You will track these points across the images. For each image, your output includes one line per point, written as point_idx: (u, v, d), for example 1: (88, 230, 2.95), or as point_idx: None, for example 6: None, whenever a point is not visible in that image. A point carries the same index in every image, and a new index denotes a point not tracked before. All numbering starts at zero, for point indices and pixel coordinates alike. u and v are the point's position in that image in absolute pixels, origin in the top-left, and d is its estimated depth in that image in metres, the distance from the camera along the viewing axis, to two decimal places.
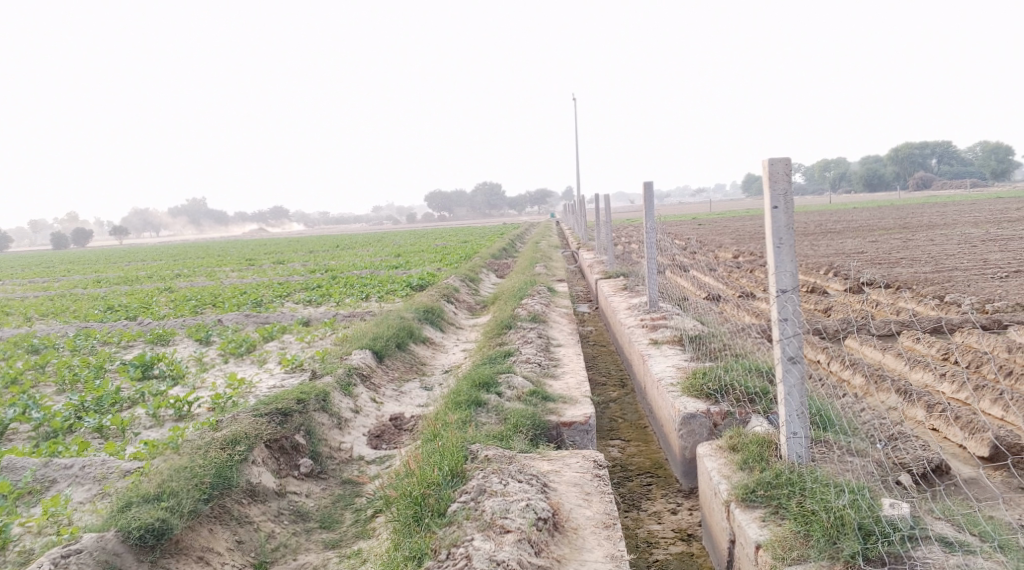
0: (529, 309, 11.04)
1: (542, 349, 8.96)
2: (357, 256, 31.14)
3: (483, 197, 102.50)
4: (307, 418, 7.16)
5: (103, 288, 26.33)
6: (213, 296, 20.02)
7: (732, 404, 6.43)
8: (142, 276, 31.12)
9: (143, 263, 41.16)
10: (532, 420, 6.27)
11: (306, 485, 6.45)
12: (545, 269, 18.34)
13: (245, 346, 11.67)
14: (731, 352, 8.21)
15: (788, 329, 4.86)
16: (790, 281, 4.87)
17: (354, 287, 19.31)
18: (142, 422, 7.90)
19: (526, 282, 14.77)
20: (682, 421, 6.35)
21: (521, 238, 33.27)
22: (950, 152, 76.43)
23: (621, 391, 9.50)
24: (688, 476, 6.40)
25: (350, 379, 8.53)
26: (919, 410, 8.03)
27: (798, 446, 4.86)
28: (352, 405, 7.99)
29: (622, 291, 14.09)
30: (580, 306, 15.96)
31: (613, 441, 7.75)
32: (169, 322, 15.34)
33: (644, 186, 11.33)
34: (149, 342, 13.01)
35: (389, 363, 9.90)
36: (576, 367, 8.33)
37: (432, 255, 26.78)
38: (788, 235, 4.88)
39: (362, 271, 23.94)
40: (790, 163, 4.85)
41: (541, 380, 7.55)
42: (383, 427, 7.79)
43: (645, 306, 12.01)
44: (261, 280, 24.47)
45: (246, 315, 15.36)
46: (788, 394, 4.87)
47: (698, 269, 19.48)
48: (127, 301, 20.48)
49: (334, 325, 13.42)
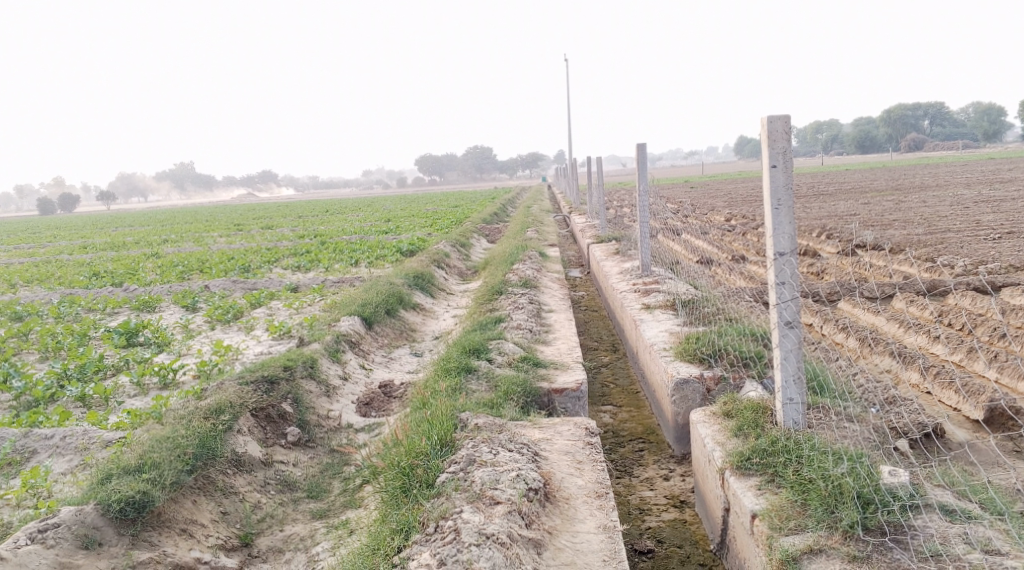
0: (520, 273, 10.89)
1: (533, 314, 8.83)
2: (346, 221, 30.86)
3: (474, 161, 101.76)
4: (294, 386, 7.03)
5: (90, 254, 26.04)
6: (200, 262, 19.80)
7: (726, 369, 6.32)
8: (130, 242, 30.76)
9: (130, 229, 40.73)
10: (523, 387, 6.16)
11: (294, 454, 6.33)
12: (536, 234, 18.15)
13: (232, 312, 11.50)
14: (724, 317, 8.10)
15: (786, 293, 4.73)
16: (788, 243, 4.73)
17: (343, 252, 19.09)
18: (126, 390, 7.76)
19: (517, 246, 14.61)
20: (675, 387, 6.25)
21: (512, 202, 33.01)
22: (942, 114, 76.09)
23: (612, 356, 9.40)
24: (681, 441, 6.31)
25: (338, 346, 8.39)
26: (913, 373, 7.95)
27: (794, 412, 4.75)
28: (340, 372, 7.86)
29: (614, 255, 13.95)
30: (572, 271, 15.81)
31: (604, 407, 7.66)
32: (156, 288, 15.14)
33: (637, 148, 11.13)
34: (135, 308, 12.82)
35: (378, 329, 9.76)
36: (568, 332, 8.21)
37: (422, 220, 26.54)
38: (787, 196, 4.72)
39: (352, 236, 23.69)
40: (790, 121, 4.69)
41: (532, 346, 7.43)
42: (372, 394, 7.67)
43: (637, 270, 11.88)
44: (250, 246, 24.21)
45: (233, 281, 15.16)
46: (784, 360, 4.75)
47: (690, 232, 19.33)
48: (113, 267, 20.22)
49: (322, 291, 13.25)
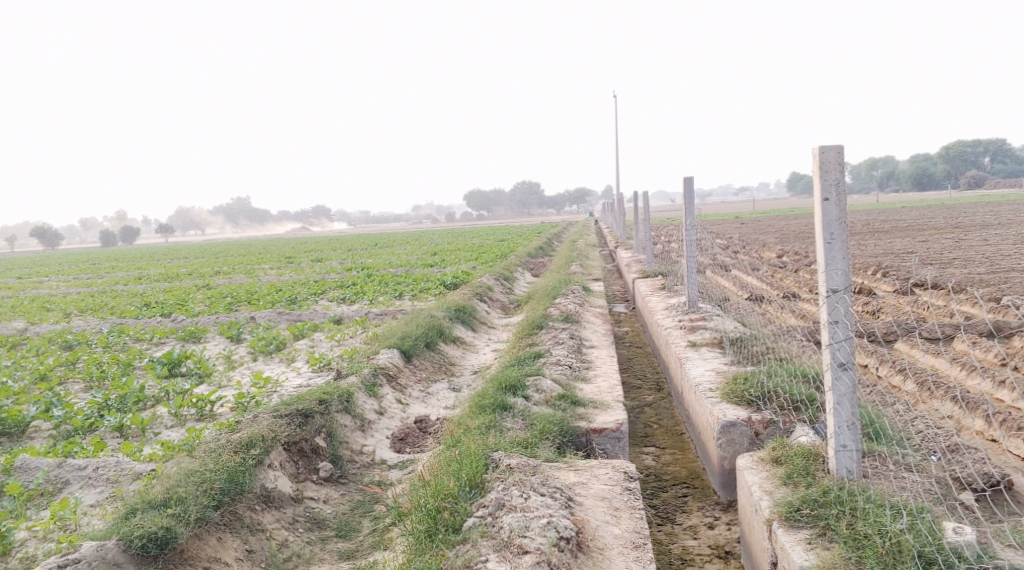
0: (562, 308, 10.70)
1: (574, 350, 8.61)
2: (394, 255, 31.04)
3: (523, 196, 102.21)
4: (328, 420, 6.91)
5: (144, 284, 26.58)
6: (249, 293, 20.00)
7: (776, 412, 6.02)
8: (183, 273, 31.35)
9: (184, 260, 41.63)
10: (560, 426, 5.94)
11: (325, 491, 6.19)
12: (582, 268, 17.96)
13: (274, 343, 11.51)
14: (773, 356, 7.79)
15: (839, 332, 4.46)
16: (842, 279, 4.48)
17: (389, 285, 19.12)
18: (163, 421, 7.72)
19: (562, 281, 14.41)
20: (721, 429, 5.97)
21: (559, 237, 32.90)
22: (1003, 150, 74.18)
23: (656, 395, 9.12)
24: (727, 487, 6.01)
25: (375, 379, 8.26)
26: (977, 420, 7.52)
27: (848, 460, 4.45)
28: (376, 406, 7.73)
29: (660, 291, 13.68)
30: (617, 306, 15.54)
31: (647, 448, 7.39)
32: (203, 319, 15.29)
33: (683, 182, 10.91)
34: (180, 339, 12.92)
35: (417, 363, 9.63)
36: (609, 370, 7.97)
37: (468, 254, 26.56)
38: (840, 229, 4.49)
39: (398, 269, 23.78)
40: (844, 151, 4.47)
41: (571, 384, 7.21)
42: (407, 430, 7.52)
43: (683, 306, 11.59)
44: (298, 278, 24.45)
45: (278, 312, 15.24)
46: (837, 404, 4.46)
47: (740, 269, 18.93)
48: (165, 298, 20.55)
49: (365, 324, 13.21)
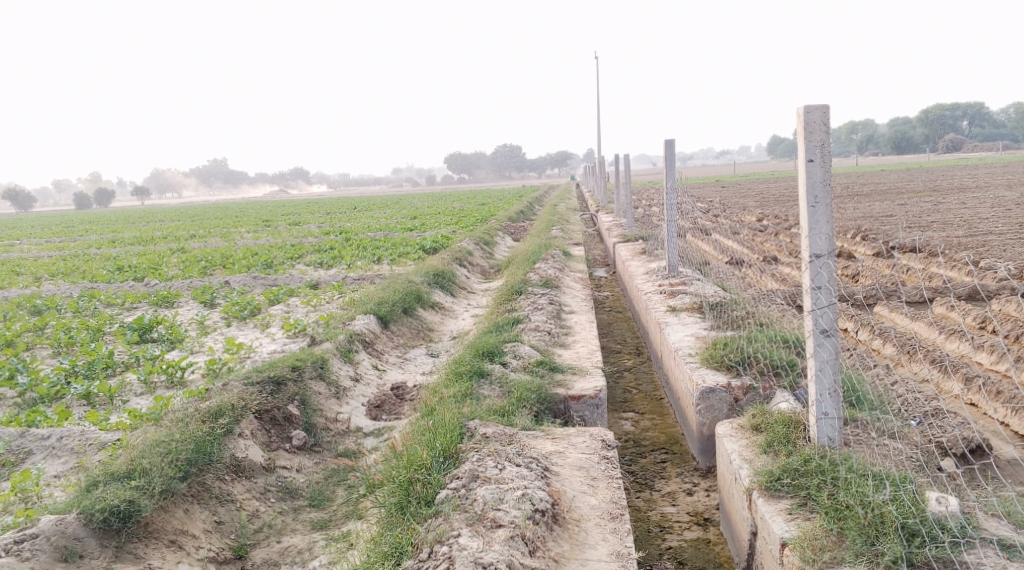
0: (541, 273, 10.56)
1: (553, 316, 8.49)
2: (372, 218, 30.72)
3: (503, 158, 101.57)
4: (301, 387, 6.76)
5: (118, 248, 26.13)
6: (224, 257, 19.67)
7: (755, 378, 5.94)
8: (158, 237, 30.84)
9: (159, 224, 40.98)
10: (538, 394, 5.83)
11: (298, 459, 6.06)
12: (562, 232, 17.79)
13: (248, 308, 11.30)
14: (753, 321, 7.71)
15: (822, 298, 4.35)
16: (825, 244, 4.35)
17: (367, 249, 18.88)
18: (132, 389, 7.54)
19: (541, 245, 14.25)
20: (700, 395, 5.87)
21: (539, 201, 32.68)
22: (981, 114, 74.40)
23: (636, 360, 9.03)
24: (706, 454, 5.95)
25: (350, 345, 8.11)
26: (955, 384, 7.50)
27: (829, 428, 4.37)
28: (351, 373, 7.58)
29: (640, 255, 13.56)
30: (597, 271, 15.44)
31: (625, 414, 7.31)
32: (177, 283, 15.02)
33: (664, 144, 10.73)
34: (153, 304, 12.67)
35: (394, 329, 9.47)
36: (588, 335, 7.86)
37: (447, 218, 26.31)
38: (824, 193, 4.35)
39: (376, 233, 23.51)
40: (829, 112, 4.32)
41: (549, 350, 7.09)
42: (383, 397, 7.38)
43: (663, 270, 11.49)
44: (275, 242, 24.13)
45: (254, 277, 14.99)
46: (819, 371, 4.37)
47: (720, 233, 18.86)
48: (138, 262, 20.18)
49: (342, 289, 13.01)
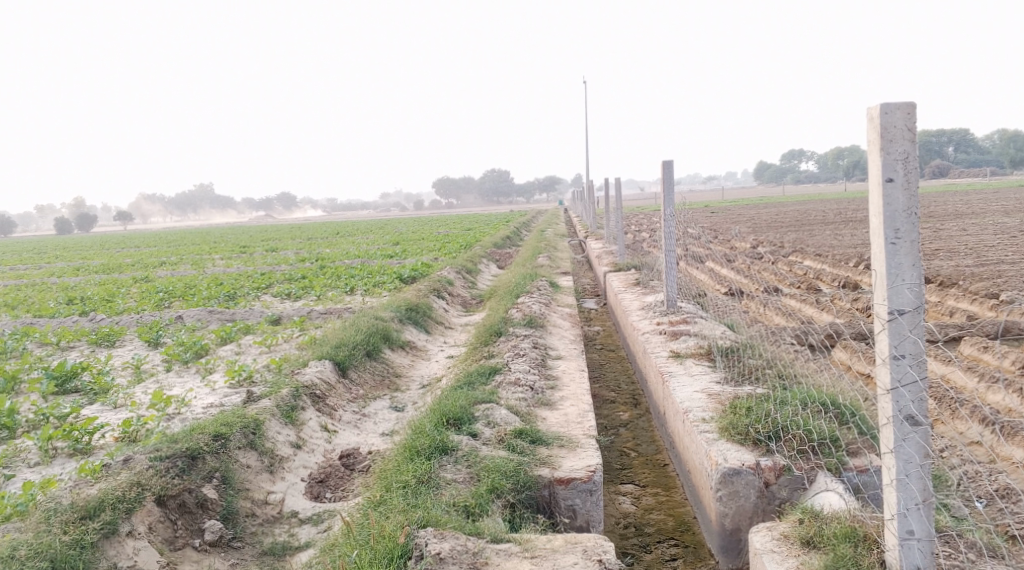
0: (524, 310, 9.29)
1: (537, 363, 7.22)
2: (354, 245, 29.45)
3: (490, 183, 100.72)
4: (222, 462, 5.50)
5: (81, 277, 24.58)
6: (186, 288, 18.24)
7: (790, 454, 4.70)
8: (126, 264, 29.28)
9: (133, 250, 39.37)
10: (515, 479, 4.56)
11: (207, 562, 4.78)
12: (549, 261, 16.57)
13: (193, 349, 9.97)
14: (774, 376, 6.49)
15: (907, 372, 3.27)
16: (913, 298, 3.26)
17: (340, 278, 17.56)
18: (26, 460, 6.22)
19: (525, 275, 13.00)
20: (721, 478, 4.64)
21: (527, 227, 31.40)
22: (966, 140, 73.73)
23: (633, 412, 7.78)
24: (728, 553, 4.71)
25: (295, 401, 6.81)
26: (1017, 449, 6.24)
27: (916, 554, 3.30)
28: (292, 438, 6.29)
29: (633, 286, 12.35)
30: (586, 302, 14.20)
31: (622, 486, 6.06)
32: (125, 318, 13.66)
33: (662, 166, 9.54)
34: (92, 343, 11.28)
35: (353, 377, 8.17)
36: (578, 389, 6.61)
37: (430, 244, 25.11)
38: (909, 225, 3.27)
39: (353, 261, 22.13)
40: (914, 112, 3.22)
41: (532, 411, 5.83)
42: (328, 469, 6.10)
43: (661, 305, 10.27)
44: (246, 270, 22.81)
45: (210, 310, 13.67)
46: (904, 477, 3.29)
47: (716, 261, 17.65)
48: (93, 292, 18.67)
49: (304, 324, 11.72)
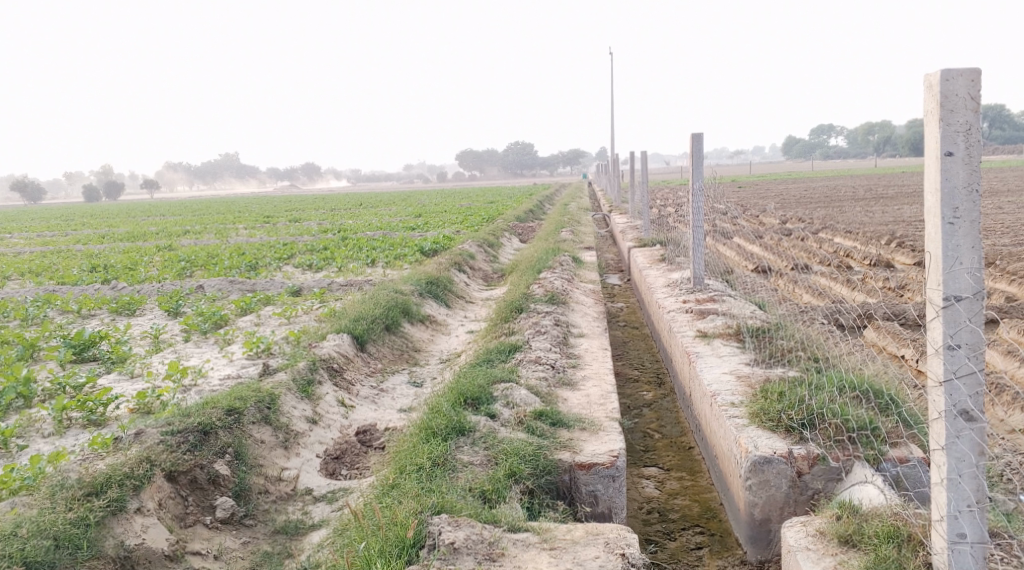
0: (547, 285, 9.09)
1: (559, 341, 7.02)
2: (377, 216, 29.30)
3: (514, 155, 100.08)
4: (235, 437, 5.37)
5: (106, 245, 24.62)
6: (209, 258, 18.20)
7: (826, 442, 4.49)
8: (151, 232, 29.36)
9: (158, 219, 39.50)
10: (534, 463, 4.39)
11: (219, 540, 4.67)
12: (572, 235, 16.31)
13: (212, 320, 9.86)
14: (805, 359, 6.25)
15: (962, 365, 3.08)
16: (971, 284, 3.05)
17: (362, 250, 17.41)
18: (40, 430, 6.14)
19: (548, 250, 12.76)
20: (751, 467, 4.46)
21: (551, 201, 31.06)
22: (1002, 116, 71.99)
23: (657, 392, 7.59)
24: (756, 543, 4.54)
25: (312, 375, 6.68)
26: None
27: (965, 557, 3.13)
28: (308, 413, 6.15)
29: (659, 263, 12.09)
30: (610, 278, 13.96)
31: (646, 469, 5.88)
32: (146, 287, 13.61)
33: (692, 139, 9.23)
34: (112, 312, 11.22)
35: (372, 351, 8.02)
36: (601, 368, 6.41)
37: (452, 216, 24.89)
38: (969, 203, 3.04)
39: (376, 233, 21.97)
40: (978, 79, 2.97)
41: (554, 391, 5.65)
42: (344, 446, 5.94)
43: (687, 282, 10.02)
44: (268, 240, 22.76)
45: (231, 280, 13.58)
46: (954, 478, 3.11)
47: (743, 237, 17.30)
48: (116, 260, 18.68)
49: (324, 296, 11.58)
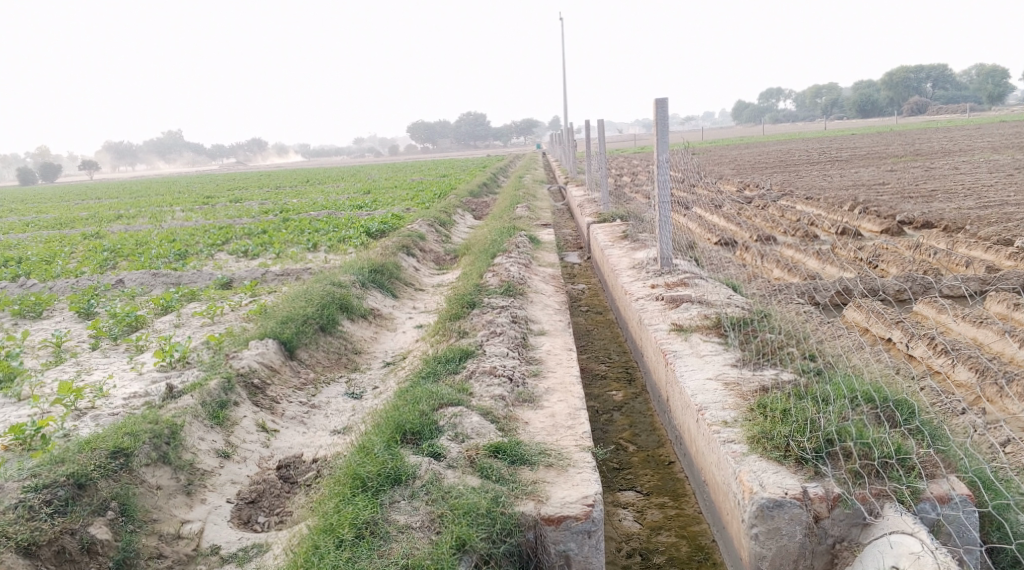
0: (500, 273, 8.13)
1: (517, 343, 6.10)
2: (324, 194, 27.90)
3: (466, 127, 98.49)
4: (121, 486, 4.38)
5: (28, 233, 22.85)
6: (136, 246, 16.79)
7: (850, 480, 3.72)
8: (81, 217, 27.56)
9: (91, 202, 37.38)
10: (490, 525, 3.51)
11: None
12: (527, 211, 15.34)
13: (124, 323, 8.69)
14: (799, 359, 5.40)
15: None
16: None
17: (303, 233, 16.16)
18: None
19: (501, 229, 11.75)
20: (757, 512, 3.70)
21: (504, 173, 29.87)
22: (945, 76, 70.70)
23: (628, 391, 6.73)
24: None
25: (226, 397, 5.62)
26: None
27: None
28: (219, 445, 5.15)
29: (620, 239, 11.21)
30: (568, 256, 13.05)
31: (621, 494, 5.02)
32: (59, 283, 12.27)
33: (655, 104, 8.29)
34: (15, 316, 9.97)
35: (303, 358, 6.99)
36: (566, 377, 5.51)
37: (402, 193, 23.69)
38: None
39: (319, 213, 20.62)
40: None
41: (511, 413, 4.74)
42: (262, 487, 4.94)
43: (654, 263, 9.16)
44: (205, 223, 21.33)
45: (155, 272, 12.32)
46: None
47: (703, 206, 16.47)
48: (34, 251, 17.16)
49: (255, 290, 10.44)
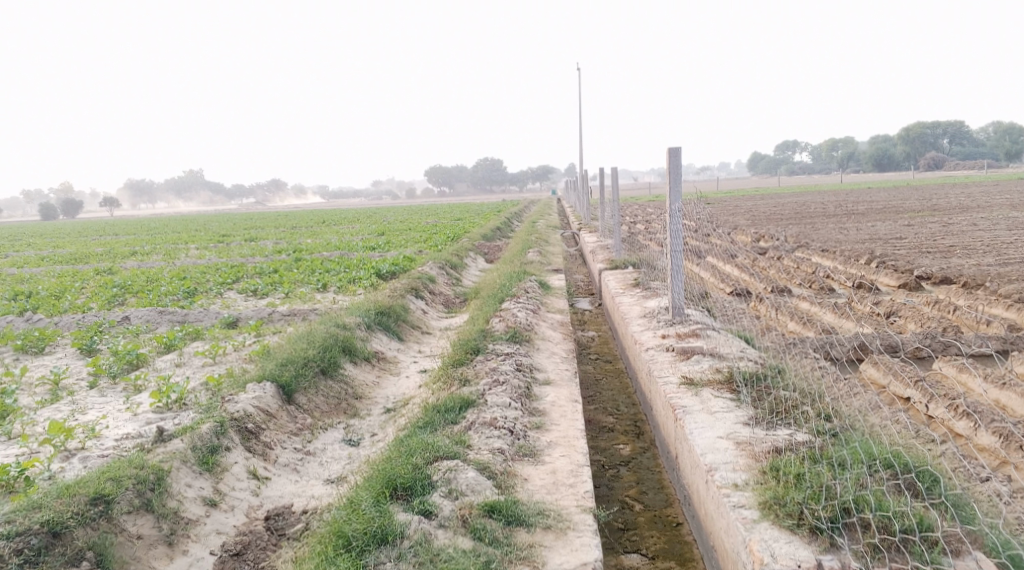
0: (507, 319, 7.95)
1: (520, 393, 5.90)
2: (338, 234, 27.90)
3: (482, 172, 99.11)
4: (99, 536, 4.24)
5: (41, 267, 22.89)
6: (146, 282, 16.73)
7: (866, 553, 3.58)
8: (96, 252, 27.63)
9: (107, 238, 37.57)
10: None
11: None
12: (539, 257, 15.19)
13: (123, 361, 8.54)
14: (813, 419, 5.17)
15: None
16: None
17: (313, 274, 16.06)
18: None
19: (511, 274, 11.59)
20: None
21: (519, 218, 29.81)
22: (962, 132, 70.63)
23: (636, 445, 6.50)
24: None
25: (217, 441, 5.42)
26: None
27: None
28: (207, 493, 4.94)
29: (632, 287, 11.02)
30: (579, 302, 12.87)
31: (625, 557, 4.78)
32: (64, 319, 12.18)
33: (669, 152, 8.18)
34: (17, 351, 9.85)
35: (301, 402, 6.79)
36: (570, 430, 5.30)
37: (416, 235, 23.64)
38: None
39: (331, 253, 20.55)
40: None
41: (510, 468, 4.53)
42: (248, 538, 4.73)
43: (666, 312, 8.96)
44: (217, 261, 21.30)
45: (161, 309, 12.21)
46: None
47: (717, 255, 16.27)
48: (45, 285, 17.13)
49: (259, 330, 10.29)
